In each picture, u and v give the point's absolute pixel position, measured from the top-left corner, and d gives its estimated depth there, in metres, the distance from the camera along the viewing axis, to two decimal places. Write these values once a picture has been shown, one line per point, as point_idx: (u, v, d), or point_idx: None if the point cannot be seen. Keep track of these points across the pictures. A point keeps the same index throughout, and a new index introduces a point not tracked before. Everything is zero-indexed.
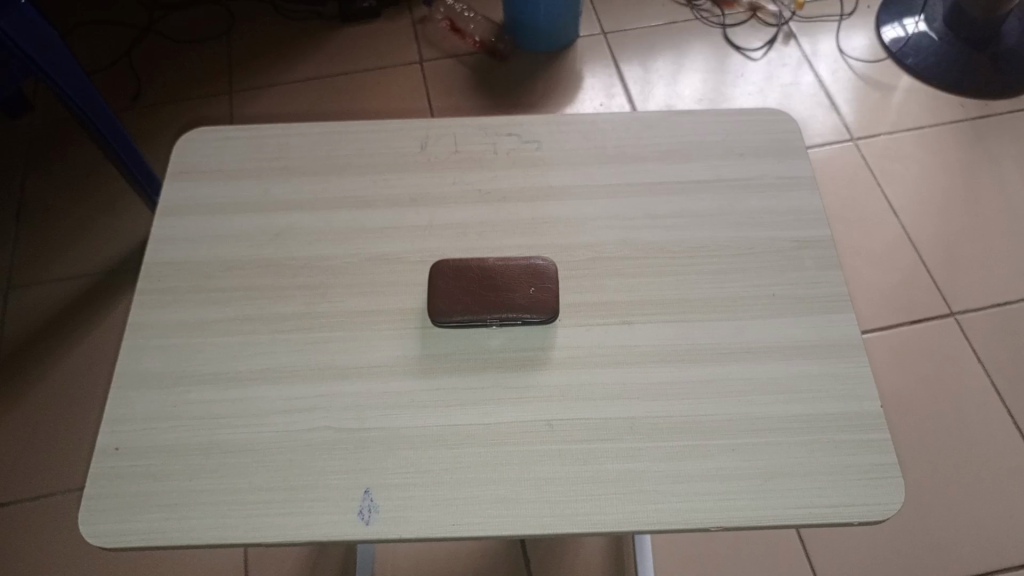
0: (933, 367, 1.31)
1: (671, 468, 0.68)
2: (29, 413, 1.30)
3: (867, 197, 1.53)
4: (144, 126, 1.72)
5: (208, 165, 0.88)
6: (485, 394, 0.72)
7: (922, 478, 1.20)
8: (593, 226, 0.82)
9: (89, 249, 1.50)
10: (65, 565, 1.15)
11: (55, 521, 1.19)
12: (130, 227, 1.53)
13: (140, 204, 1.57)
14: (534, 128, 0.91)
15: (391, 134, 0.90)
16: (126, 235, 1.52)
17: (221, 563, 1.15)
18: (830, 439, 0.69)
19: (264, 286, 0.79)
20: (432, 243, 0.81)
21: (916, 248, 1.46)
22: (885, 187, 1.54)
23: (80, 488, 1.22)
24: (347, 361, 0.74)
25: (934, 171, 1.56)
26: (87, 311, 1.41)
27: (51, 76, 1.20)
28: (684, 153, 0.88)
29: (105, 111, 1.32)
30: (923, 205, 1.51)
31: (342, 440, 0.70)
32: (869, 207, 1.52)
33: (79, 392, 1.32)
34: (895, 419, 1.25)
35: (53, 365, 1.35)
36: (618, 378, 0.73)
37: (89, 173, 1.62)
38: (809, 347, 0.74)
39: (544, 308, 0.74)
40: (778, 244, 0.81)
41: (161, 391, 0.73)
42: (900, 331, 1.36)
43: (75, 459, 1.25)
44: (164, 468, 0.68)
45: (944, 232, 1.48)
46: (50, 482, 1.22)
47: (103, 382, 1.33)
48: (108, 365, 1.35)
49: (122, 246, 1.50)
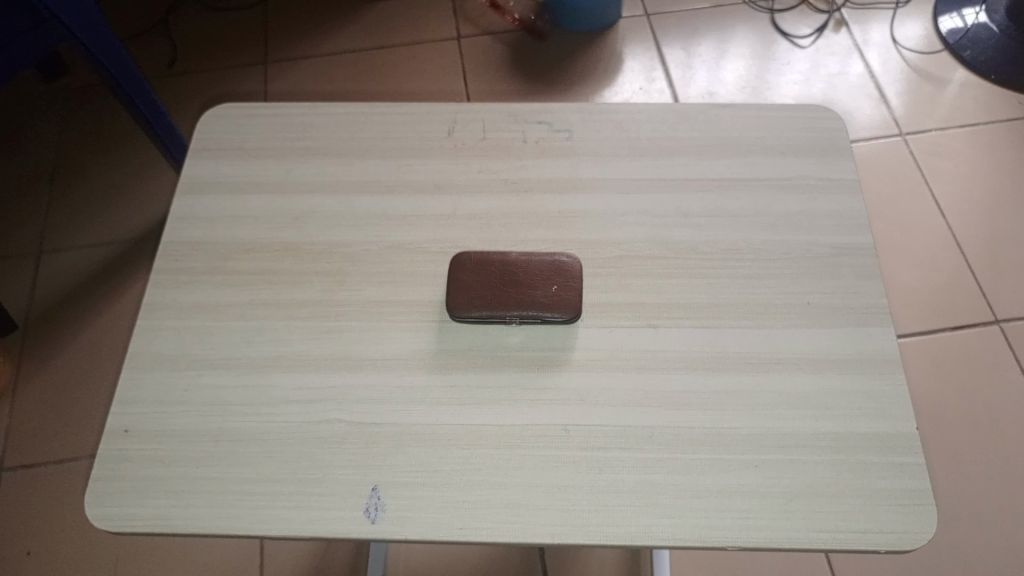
0: (973, 376, 1.26)
1: (690, 482, 0.65)
2: (45, 377, 1.31)
3: (913, 196, 1.47)
4: (177, 95, 1.71)
5: (231, 143, 0.86)
6: (500, 394, 0.70)
7: (954, 489, 1.16)
8: (622, 222, 0.79)
9: (120, 216, 1.50)
10: (71, 532, 1.16)
11: (63, 487, 1.20)
12: (159, 195, 1.53)
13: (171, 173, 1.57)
14: (566, 116, 0.87)
15: (418, 117, 0.87)
16: (156, 205, 1.52)
17: (239, 555, 1.14)
18: (859, 460, 0.66)
19: (281, 270, 0.77)
20: (455, 233, 0.79)
21: (961, 250, 1.40)
22: (932, 185, 1.48)
23: (89, 456, 1.22)
24: (361, 352, 0.72)
25: (985, 171, 1.49)
26: (114, 279, 1.42)
27: (85, 44, 1.20)
28: (721, 149, 0.84)
29: (136, 78, 1.31)
30: (971, 205, 1.45)
31: (352, 433, 0.68)
32: (915, 206, 1.46)
33: (94, 359, 1.32)
34: (926, 426, 1.21)
35: (73, 331, 1.35)
36: (640, 384, 0.70)
37: (123, 139, 1.61)
38: (844, 361, 0.71)
39: (566, 307, 0.72)
40: (818, 249, 0.77)
41: (173, 374, 0.71)
42: (940, 336, 1.31)
43: (86, 426, 1.25)
44: (172, 453, 0.67)
45: (993, 235, 1.41)
46: (61, 449, 1.23)
47: (116, 351, 1.33)
48: (124, 334, 1.36)
49: (151, 214, 1.50)
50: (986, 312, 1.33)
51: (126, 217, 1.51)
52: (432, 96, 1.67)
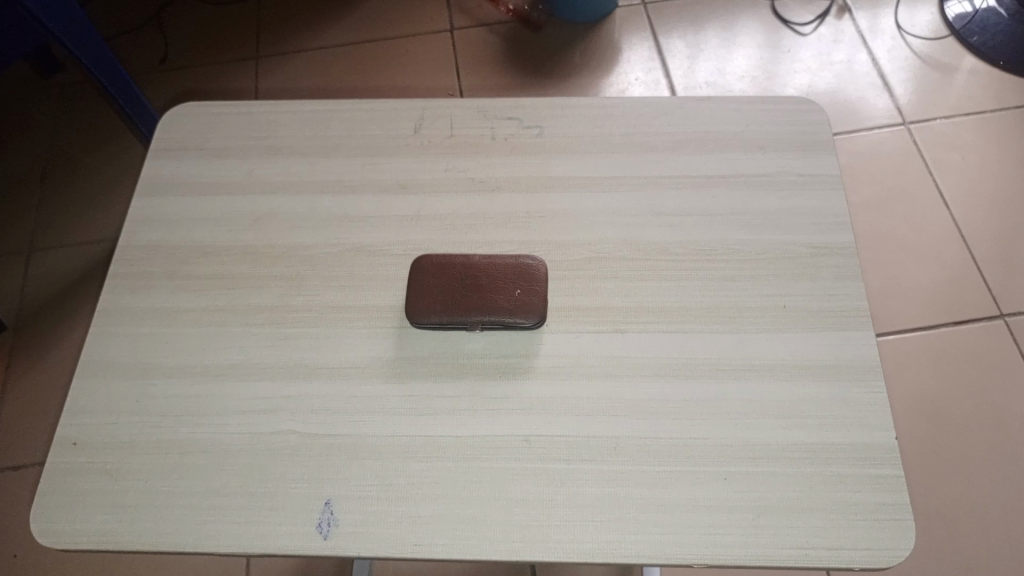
0: (976, 373, 1.22)
1: (655, 495, 0.62)
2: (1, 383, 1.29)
3: (918, 188, 1.43)
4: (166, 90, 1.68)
5: (193, 142, 0.83)
6: (460, 403, 0.67)
7: (950, 490, 1.12)
8: (592, 222, 0.76)
9: (107, 215, 1.48)
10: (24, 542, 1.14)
11: (17, 496, 1.17)
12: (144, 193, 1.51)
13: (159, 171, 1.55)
14: (537, 111, 0.84)
15: (384, 114, 0.84)
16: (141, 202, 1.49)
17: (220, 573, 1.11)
18: (834, 472, 0.62)
19: (238, 274, 0.75)
20: (418, 235, 0.76)
21: (966, 243, 1.36)
22: (937, 177, 1.44)
23: (40, 463, 1.20)
24: (319, 359, 0.70)
25: (992, 160, 1.45)
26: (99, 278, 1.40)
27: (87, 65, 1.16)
28: (699, 145, 0.80)
29: (139, 98, 1.29)
30: (977, 195, 1.41)
31: (305, 445, 0.66)
32: (919, 198, 1.41)
33: (51, 363, 1.30)
34: (921, 426, 1.18)
35: (40, 334, 1.33)
36: (605, 393, 0.67)
37: (115, 138, 1.59)
38: (820, 367, 0.67)
39: (529, 311, 0.69)
40: (797, 249, 0.73)
41: (125, 383, 0.69)
42: (942, 332, 1.26)
43: (38, 432, 1.23)
44: (122, 465, 0.65)
45: (999, 227, 1.37)
46: (13, 456, 1.21)
47: (71, 354, 1.31)
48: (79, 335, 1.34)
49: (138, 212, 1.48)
50: (991, 306, 1.28)
51: (113, 217, 1.49)
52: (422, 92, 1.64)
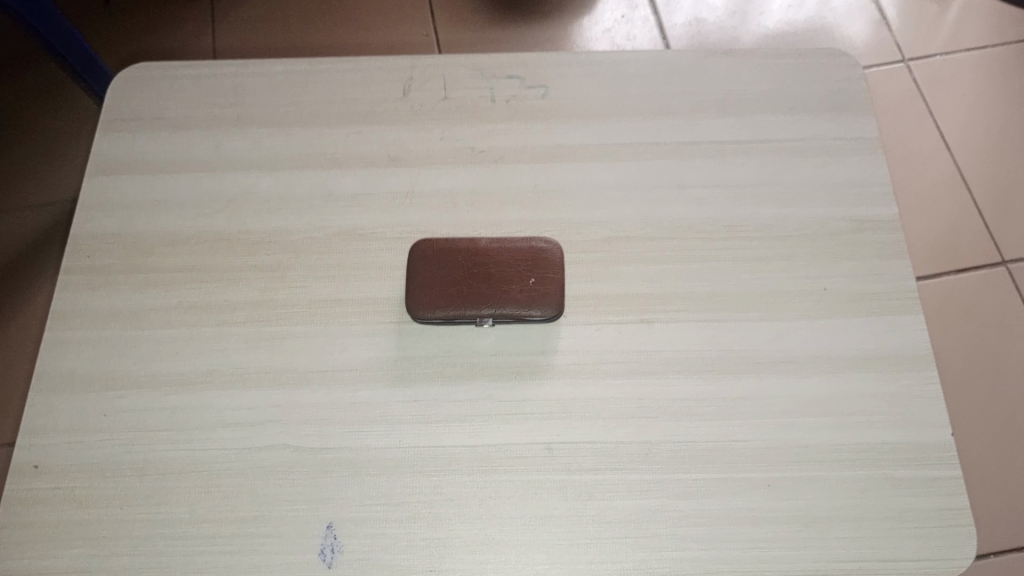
0: (986, 324, 1.05)
1: (693, 507, 0.57)
2: None
3: (913, 129, 1.24)
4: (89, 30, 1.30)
5: (150, 111, 0.73)
6: (471, 410, 0.60)
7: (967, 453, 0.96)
8: (608, 197, 0.68)
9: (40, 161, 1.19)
10: None
11: None
12: (78, 128, 1.22)
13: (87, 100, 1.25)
14: (540, 68, 0.75)
15: (368, 75, 0.74)
16: (77, 139, 1.21)
17: None
18: (886, 476, 0.57)
19: (212, 265, 0.66)
20: (414, 216, 0.67)
21: (966, 188, 1.18)
22: (935, 116, 1.25)
23: (9, 446, 0.99)
24: (310, 363, 0.62)
25: (992, 91, 1.28)
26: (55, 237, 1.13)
27: (39, 31, 1.02)
28: (723, 107, 0.72)
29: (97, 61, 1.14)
30: (976, 129, 1.24)
31: (300, 462, 0.59)
32: (916, 140, 1.23)
33: (9, 337, 1.06)
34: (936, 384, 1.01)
35: None
36: (632, 395, 0.60)
37: (25, 66, 1.27)
38: (866, 358, 0.61)
39: (546, 303, 0.61)
40: (834, 225, 0.66)
41: (89, 397, 0.61)
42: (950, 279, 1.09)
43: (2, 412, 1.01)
44: (92, 492, 0.58)
45: (998, 163, 1.20)
46: None
47: (36, 326, 1.07)
48: (42, 305, 1.08)
49: (78, 152, 1.20)
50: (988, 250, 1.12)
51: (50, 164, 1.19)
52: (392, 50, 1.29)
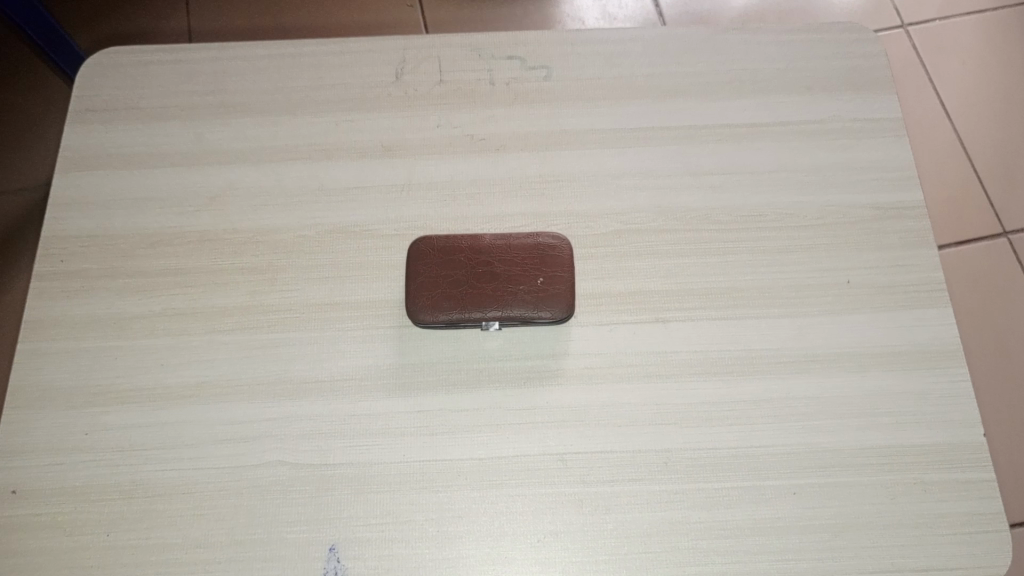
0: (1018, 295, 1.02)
1: (716, 518, 0.54)
2: None
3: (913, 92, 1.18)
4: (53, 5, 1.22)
5: (123, 100, 0.68)
6: (479, 419, 0.57)
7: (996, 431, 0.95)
8: (618, 187, 0.64)
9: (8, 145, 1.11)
10: None
11: None
12: (46, 109, 1.14)
13: (55, 79, 1.17)
14: (542, 48, 0.70)
15: (358, 57, 0.69)
16: (46, 122, 1.13)
17: None
18: (918, 480, 0.55)
19: (196, 268, 0.62)
20: (412, 211, 0.63)
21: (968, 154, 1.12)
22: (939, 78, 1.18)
23: None
24: (306, 373, 0.58)
25: (999, 46, 1.20)
26: (26, 227, 1.06)
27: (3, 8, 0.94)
28: (736, 87, 0.68)
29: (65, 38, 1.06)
30: (981, 89, 1.16)
31: (299, 479, 0.55)
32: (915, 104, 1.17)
33: None
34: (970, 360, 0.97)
35: None
36: (649, 400, 0.57)
37: None
38: (893, 354, 0.58)
39: (556, 304, 0.57)
40: (857, 212, 0.63)
41: (69, 413, 0.57)
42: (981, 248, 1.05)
43: None
44: (76, 516, 0.54)
45: (1002, 130, 1.13)
46: None
47: (13, 316, 1.01)
48: (19, 296, 1.02)
49: (48, 135, 1.13)
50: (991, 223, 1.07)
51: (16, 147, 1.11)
52: (372, 29, 1.21)
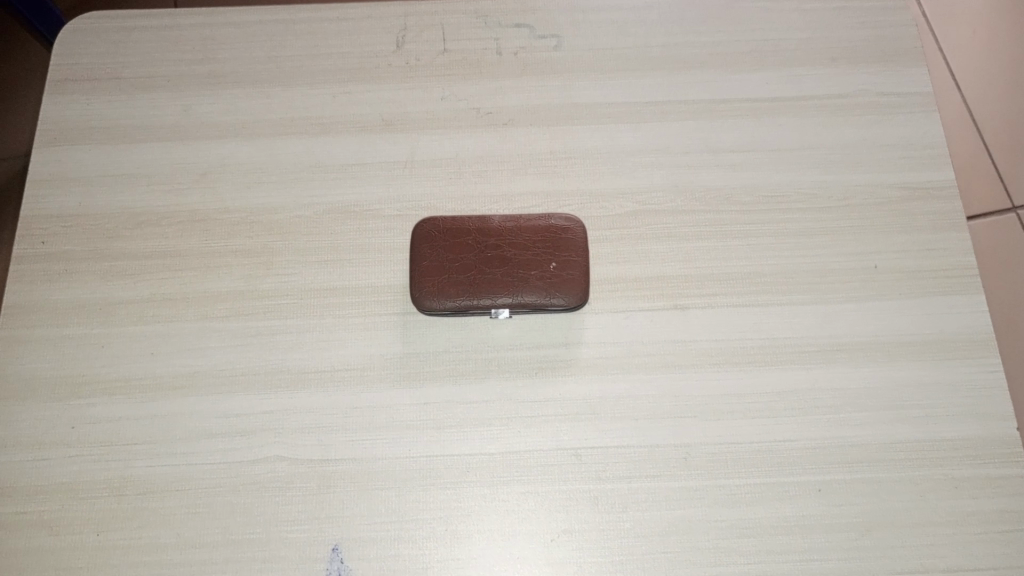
0: None
1: (738, 516, 0.51)
2: None
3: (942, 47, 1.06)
4: None
5: (106, 69, 0.64)
6: (488, 412, 0.54)
7: None
8: (634, 164, 0.60)
9: None
10: None
11: None
12: (24, 76, 1.09)
13: (33, 44, 1.11)
14: (551, 15, 0.66)
15: (356, 24, 0.65)
16: (25, 89, 1.08)
17: None
18: (947, 476, 0.52)
19: (187, 250, 0.58)
20: (415, 189, 0.60)
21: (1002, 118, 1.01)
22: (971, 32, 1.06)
23: None
24: (304, 362, 0.55)
25: None
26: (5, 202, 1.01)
27: None
28: (758, 59, 0.64)
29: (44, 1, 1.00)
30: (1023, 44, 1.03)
31: (299, 476, 0.52)
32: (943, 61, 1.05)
33: None
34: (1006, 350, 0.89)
35: None
36: (667, 391, 0.54)
37: None
38: (923, 344, 0.55)
39: (570, 290, 0.54)
40: (885, 193, 0.60)
41: (53, 406, 0.54)
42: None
43: None
44: (63, 516, 0.51)
45: None
46: None
47: None
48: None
49: (27, 103, 1.07)
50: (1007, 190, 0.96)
51: None
52: None
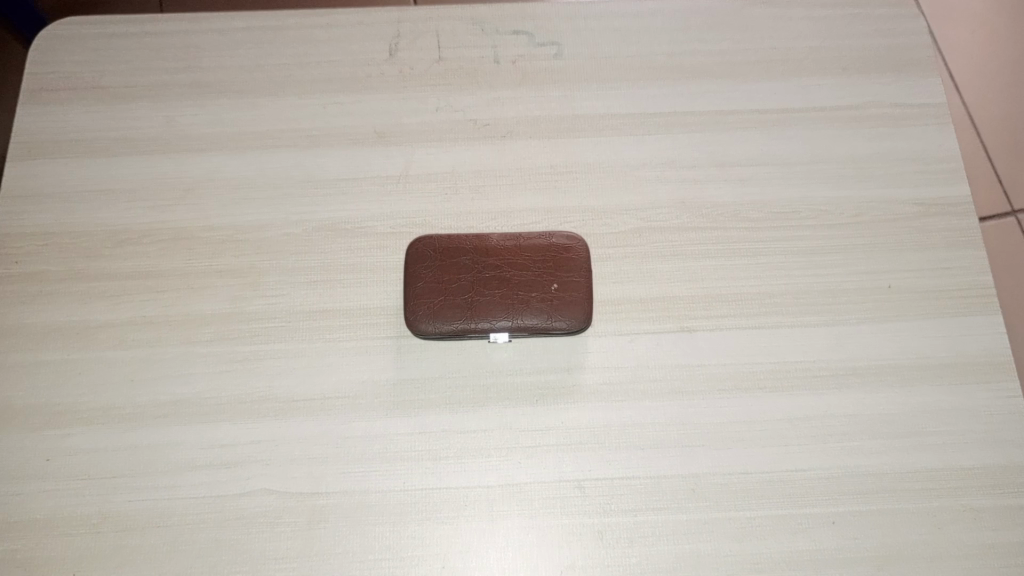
0: None
1: (749, 551, 0.49)
2: None
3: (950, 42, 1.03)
4: None
5: (85, 77, 0.61)
6: (487, 441, 0.51)
7: None
8: (637, 179, 0.58)
9: None
10: None
11: None
12: None
13: None
14: (551, 22, 0.63)
15: (347, 31, 0.62)
16: None
17: None
18: (966, 507, 0.50)
19: (170, 270, 0.55)
20: (409, 205, 0.57)
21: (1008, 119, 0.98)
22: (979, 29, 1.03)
23: None
24: (294, 389, 0.52)
25: None
26: None
27: None
28: (766, 68, 0.61)
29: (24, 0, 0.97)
30: None
31: (288, 510, 0.50)
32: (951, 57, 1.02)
33: None
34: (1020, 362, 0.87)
35: None
36: (675, 419, 0.52)
37: None
38: (939, 368, 0.53)
39: (573, 313, 0.52)
40: (898, 209, 0.57)
41: (29, 436, 0.51)
42: None
43: None
44: (39, 553, 0.48)
45: None
46: None
47: None
48: None
49: None
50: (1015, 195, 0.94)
51: None
52: None
